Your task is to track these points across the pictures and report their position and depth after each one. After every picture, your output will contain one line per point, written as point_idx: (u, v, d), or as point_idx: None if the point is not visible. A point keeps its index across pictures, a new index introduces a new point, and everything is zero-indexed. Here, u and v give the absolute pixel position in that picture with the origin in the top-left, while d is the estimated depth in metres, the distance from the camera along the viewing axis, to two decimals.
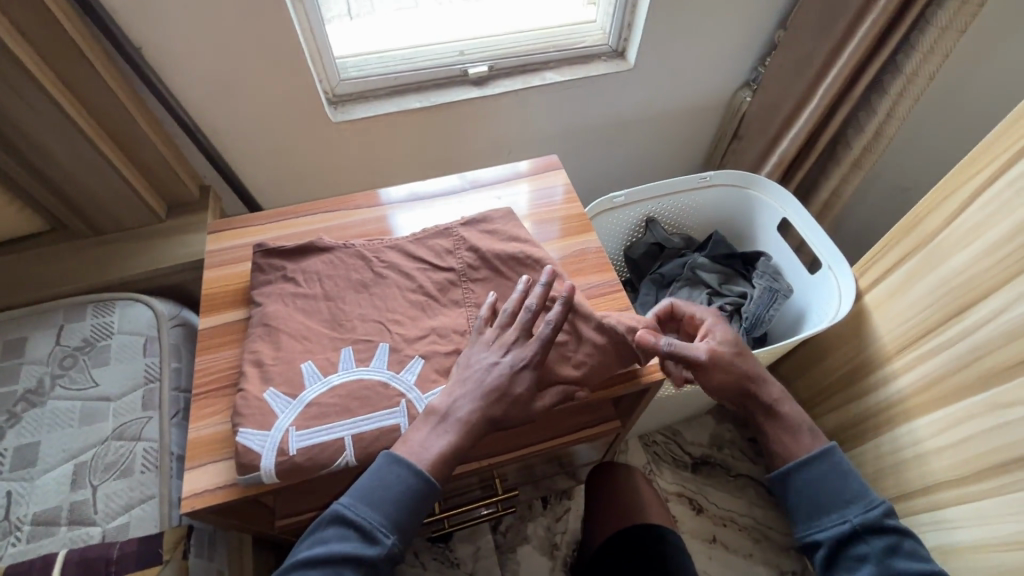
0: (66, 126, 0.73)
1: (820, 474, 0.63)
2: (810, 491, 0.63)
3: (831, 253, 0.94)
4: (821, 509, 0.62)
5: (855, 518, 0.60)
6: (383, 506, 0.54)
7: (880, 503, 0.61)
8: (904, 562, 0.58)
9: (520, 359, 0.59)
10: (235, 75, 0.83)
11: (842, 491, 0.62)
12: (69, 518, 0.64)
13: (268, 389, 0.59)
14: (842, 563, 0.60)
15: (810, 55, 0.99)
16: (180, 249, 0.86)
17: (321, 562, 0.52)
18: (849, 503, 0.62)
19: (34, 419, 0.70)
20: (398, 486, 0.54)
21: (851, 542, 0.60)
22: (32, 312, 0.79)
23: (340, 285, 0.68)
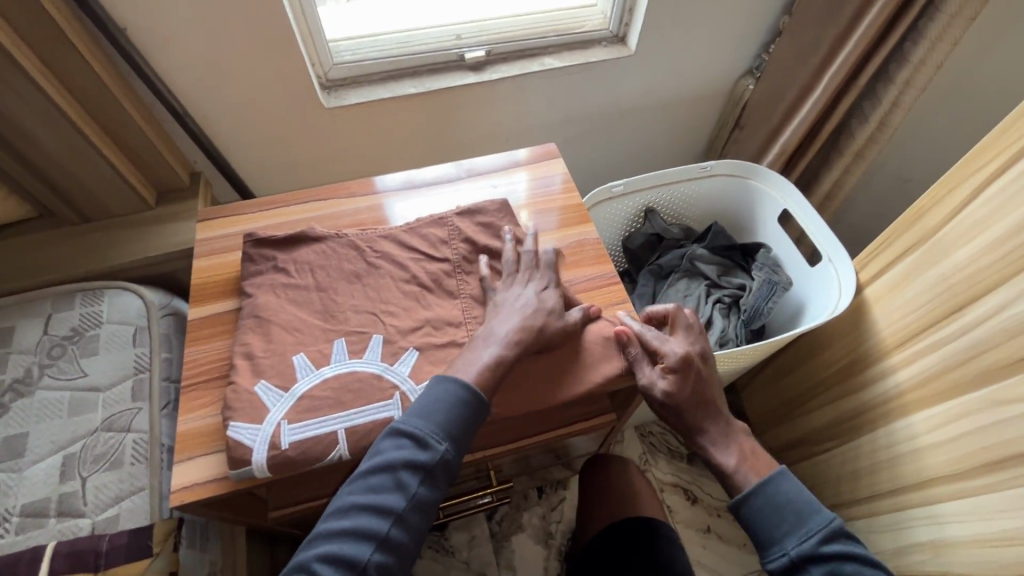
0: (48, 110, 0.70)
1: (757, 507, 0.61)
2: (751, 524, 0.62)
3: (832, 246, 0.93)
4: (765, 540, 0.61)
5: (792, 550, 0.59)
6: (439, 418, 0.55)
7: (816, 529, 0.59)
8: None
9: (541, 285, 0.65)
10: (225, 58, 0.81)
11: (779, 523, 0.60)
12: (57, 510, 0.63)
13: (259, 382, 0.58)
14: None
15: (815, 43, 0.97)
16: (170, 237, 0.85)
17: (381, 470, 0.53)
18: (787, 534, 0.60)
19: (22, 409, 0.69)
20: (447, 400, 0.56)
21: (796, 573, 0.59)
22: (16, 302, 0.78)
23: (333, 275, 0.67)
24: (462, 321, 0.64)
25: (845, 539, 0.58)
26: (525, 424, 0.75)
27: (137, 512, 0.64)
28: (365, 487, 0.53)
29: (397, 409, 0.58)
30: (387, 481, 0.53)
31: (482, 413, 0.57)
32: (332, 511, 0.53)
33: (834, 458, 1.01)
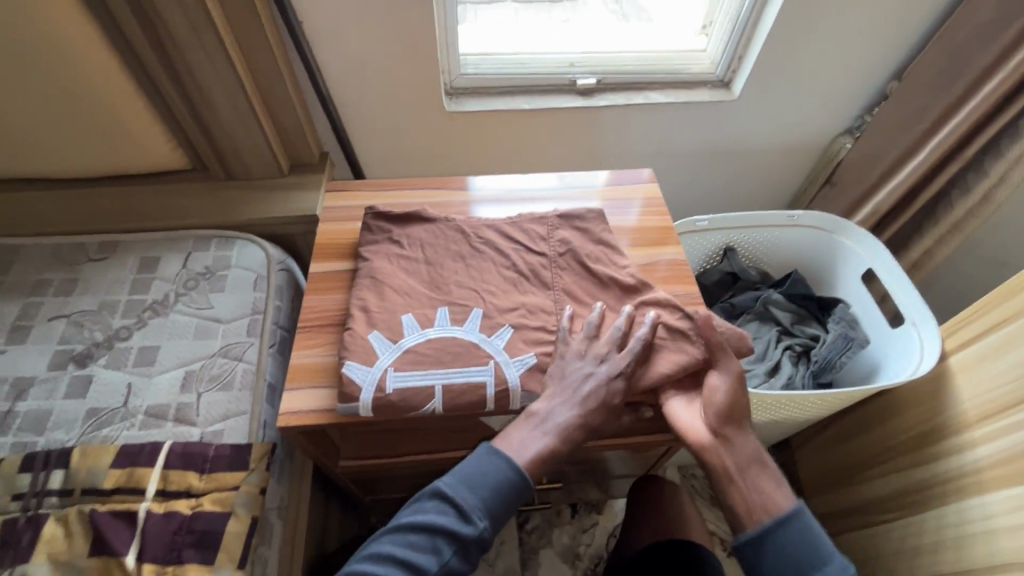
0: (231, 79, 0.83)
1: (791, 536, 0.58)
2: (791, 550, 0.58)
3: (917, 308, 0.92)
4: (797, 570, 0.57)
5: None
6: (488, 495, 0.57)
7: (846, 569, 0.57)
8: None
9: (615, 367, 0.63)
10: (372, 55, 0.92)
11: (815, 553, 0.58)
12: (175, 415, 0.72)
13: (372, 331, 0.65)
14: None
15: (922, 109, 0.98)
16: (293, 203, 0.95)
17: (423, 530, 0.56)
18: (824, 563, 0.58)
19: (158, 326, 0.80)
20: (495, 475, 0.58)
21: None
22: (165, 238, 0.90)
23: (440, 253, 0.74)
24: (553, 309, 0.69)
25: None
26: None
27: (238, 431, 0.71)
28: (402, 540, 0.56)
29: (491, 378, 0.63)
30: (424, 541, 0.55)
31: (524, 498, 0.59)
32: (369, 551, 0.56)
33: (893, 531, 0.97)
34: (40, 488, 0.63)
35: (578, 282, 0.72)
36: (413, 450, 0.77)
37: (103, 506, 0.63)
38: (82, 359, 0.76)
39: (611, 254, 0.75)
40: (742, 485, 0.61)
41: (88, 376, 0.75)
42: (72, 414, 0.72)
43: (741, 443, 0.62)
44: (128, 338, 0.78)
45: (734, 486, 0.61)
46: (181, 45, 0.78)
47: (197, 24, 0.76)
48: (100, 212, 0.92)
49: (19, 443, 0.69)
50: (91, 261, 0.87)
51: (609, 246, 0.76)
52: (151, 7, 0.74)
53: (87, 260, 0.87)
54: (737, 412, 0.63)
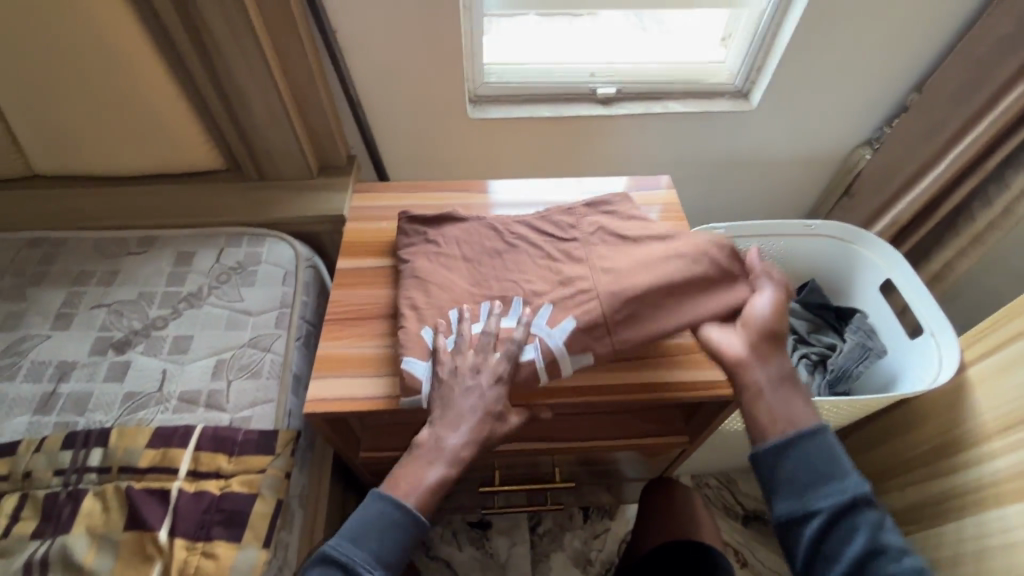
0: (268, 84, 0.87)
1: (817, 448, 0.61)
2: (815, 460, 0.61)
3: (934, 319, 0.92)
4: (809, 479, 0.60)
5: (852, 489, 0.59)
6: (370, 551, 0.57)
7: (859, 484, 0.60)
8: (879, 535, 0.58)
9: (500, 367, 0.64)
10: (401, 63, 0.96)
11: (839, 466, 0.60)
12: (206, 401, 0.75)
13: (422, 329, 0.69)
14: (834, 534, 0.58)
15: (942, 121, 0.99)
16: (321, 204, 0.99)
17: None
18: (845, 476, 0.60)
19: (192, 316, 0.84)
20: (380, 520, 0.59)
21: (847, 515, 0.58)
22: (200, 234, 0.94)
23: (475, 250, 0.76)
24: (565, 288, 0.71)
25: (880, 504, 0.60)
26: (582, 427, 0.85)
27: (266, 417, 0.74)
28: None
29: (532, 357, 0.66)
30: None
31: (412, 536, 0.60)
32: None
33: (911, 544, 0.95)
34: (80, 464, 0.67)
35: (608, 250, 0.75)
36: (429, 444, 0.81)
37: (139, 484, 0.66)
38: (120, 346, 0.80)
39: (642, 221, 0.79)
40: (779, 399, 0.64)
41: (126, 362, 0.79)
42: (111, 397, 0.75)
43: (777, 360, 0.66)
44: (164, 327, 0.82)
45: (773, 396, 0.64)
46: (224, 52, 0.83)
47: (239, 32, 0.81)
48: (140, 208, 0.97)
49: (61, 422, 0.73)
50: (131, 254, 0.92)
51: (637, 220, 0.80)
52: (197, 15, 0.79)
53: (127, 253, 0.92)
54: (773, 332, 0.67)
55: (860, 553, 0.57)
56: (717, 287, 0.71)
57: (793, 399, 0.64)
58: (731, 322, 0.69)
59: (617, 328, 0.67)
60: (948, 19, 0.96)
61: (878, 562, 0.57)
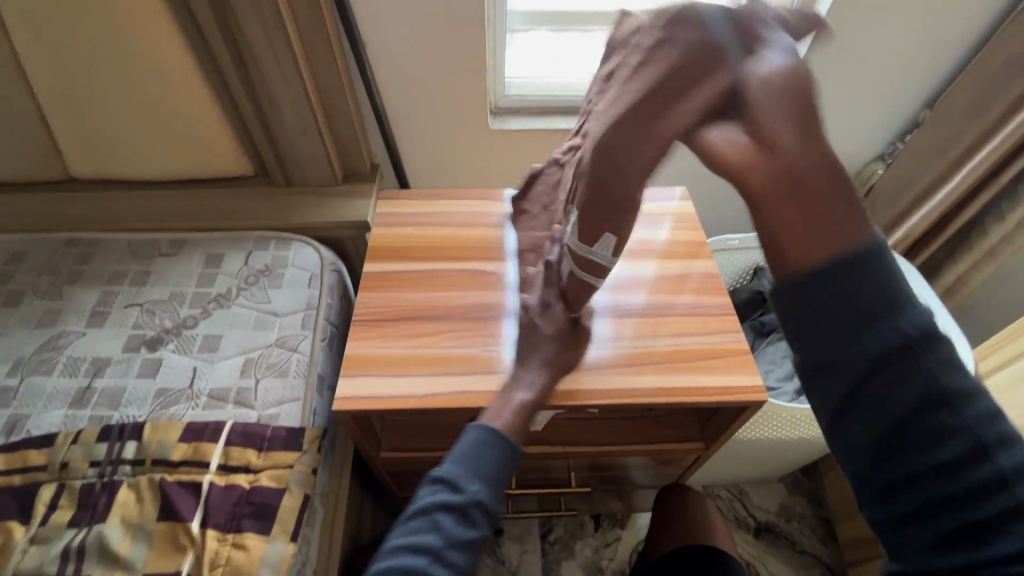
0: (300, 94, 0.91)
1: (867, 260, 0.33)
2: (860, 279, 0.33)
3: (948, 331, 0.93)
4: (842, 304, 0.33)
5: (911, 327, 0.32)
6: (483, 470, 0.57)
7: (919, 304, 0.33)
8: (950, 386, 0.33)
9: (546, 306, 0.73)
10: (426, 75, 0.99)
11: (897, 289, 0.33)
12: (235, 398, 0.77)
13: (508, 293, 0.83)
14: (869, 397, 0.33)
15: (954, 137, 1.00)
16: (346, 210, 1.02)
17: (418, 515, 0.54)
18: (901, 308, 0.33)
19: (221, 316, 0.86)
20: (475, 442, 0.58)
21: (896, 366, 0.33)
22: (229, 237, 0.97)
23: (550, 196, 0.81)
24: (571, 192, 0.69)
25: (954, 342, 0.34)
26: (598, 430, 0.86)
27: (292, 415, 0.77)
28: (400, 534, 0.53)
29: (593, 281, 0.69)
30: (422, 526, 0.53)
31: (509, 456, 0.59)
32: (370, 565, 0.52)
33: None
34: (115, 456, 0.69)
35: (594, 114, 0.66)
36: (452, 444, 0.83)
37: (171, 476, 0.68)
38: (153, 344, 0.83)
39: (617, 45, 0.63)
40: (803, 201, 0.34)
41: (158, 359, 0.81)
42: (144, 393, 0.78)
43: (796, 137, 0.34)
44: (194, 326, 0.85)
45: (775, 197, 0.34)
46: (260, 62, 0.86)
47: (275, 44, 0.84)
48: (171, 212, 1.01)
49: (96, 415, 0.75)
50: (162, 255, 0.95)
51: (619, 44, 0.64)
52: (236, 27, 0.82)
53: (159, 255, 0.95)
54: (782, 97, 0.36)
55: (918, 412, 0.33)
56: (694, 85, 0.47)
57: (820, 198, 0.33)
58: (720, 118, 0.42)
59: (597, 184, 0.60)
60: (959, 38, 0.98)
61: (946, 424, 0.32)
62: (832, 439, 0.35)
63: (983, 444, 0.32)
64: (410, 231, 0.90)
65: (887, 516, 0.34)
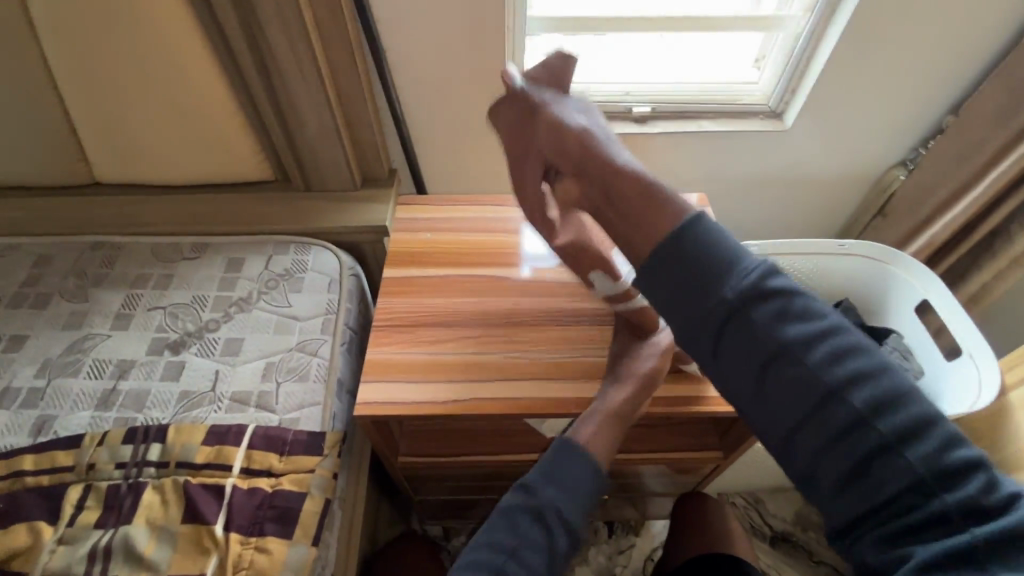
0: (321, 99, 0.92)
1: (686, 249, 0.51)
2: (693, 266, 0.51)
3: (974, 340, 0.92)
4: (702, 289, 0.50)
5: (734, 287, 0.49)
6: (562, 480, 0.62)
7: (758, 272, 0.50)
8: (792, 327, 0.48)
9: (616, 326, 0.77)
10: (445, 82, 1.00)
11: (715, 263, 0.51)
12: (256, 401, 0.78)
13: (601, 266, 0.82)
14: (734, 354, 0.50)
15: (979, 145, 0.99)
16: (364, 215, 1.03)
17: (500, 514, 0.62)
18: (724, 273, 0.50)
19: (242, 320, 0.87)
20: (560, 454, 0.64)
21: (745, 323, 0.49)
22: (250, 241, 0.99)
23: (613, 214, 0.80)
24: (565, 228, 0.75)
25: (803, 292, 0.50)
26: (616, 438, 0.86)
27: (313, 419, 0.77)
28: (488, 529, 0.61)
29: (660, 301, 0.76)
30: (502, 523, 0.61)
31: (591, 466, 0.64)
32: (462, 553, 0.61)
33: None
34: (140, 458, 0.70)
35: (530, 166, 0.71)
36: (470, 449, 0.84)
37: (194, 479, 0.69)
38: (176, 347, 0.84)
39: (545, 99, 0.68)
40: (635, 202, 0.57)
41: (181, 362, 0.82)
42: (167, 395, 0.79)
43: (598, 181, 0.61)
44: (216, 329, 0.86)
45: (613, 219, 0.59)
46: (283, 70, 0.87)
47: (299, 51, 0.85)
48: (193, 216, 1.02)
49: (121, 417, 0.77)
50: (185, 258, 0.96)
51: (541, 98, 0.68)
52: (260, 34, 0.83)
53: (181, 258, 0.96)
54: (597, 176, 0.60)
55: (780, 360, 0.48)
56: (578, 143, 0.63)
57: (637, 204, 0.57)
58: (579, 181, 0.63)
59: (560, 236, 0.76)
60: (985, 42, 0.96)
61: (795, 359, 0.48)
62: (725, 393, 0.52)
63: (827, 361, 0.47)
64: (429, 236, 0.91)
65: (831, 481, 0.47)
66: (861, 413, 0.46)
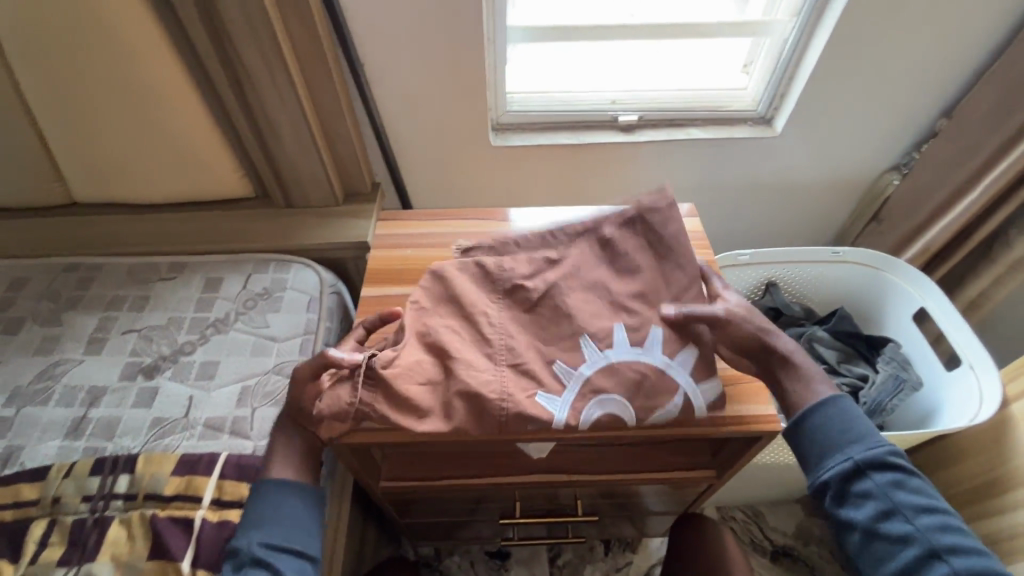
0: (299, 114, 0.90)
1: (825, 420, 0.65)
2: (824, 431, 0.65)
3: (973, 349, 0.89)
4: (832, 451, 0.64)
5: (856, 455, 0.63)
6: (260, 519, 0.63)
7: (884, 444, 0.64)
8: (906, 494, 0.61)
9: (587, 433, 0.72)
10: (428, 95, 0.99)
11: (849, 432, 0.64)
12: (230, 428, 0.76)
13: (582, 336, 0.72)
14: (846, 500, 0.63)
15: (972, 151, 0.97)
16: (347, 231, 1.00)
17: None
18: (853, 442, 0.64)
19: (218, 342, 0.85)
20: (258, 503, 0.64)
21: (856, 479, 0.62)
22: (228, 260, 0.96)
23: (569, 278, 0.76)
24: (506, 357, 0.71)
25: (920, 473, 0.63)
26: (604, 458, 0.83)
27: None
28: None
29: (617, 405, 0.69)
30: None
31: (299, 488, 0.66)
32: None
33: None
34: (108, 491, 0.68)
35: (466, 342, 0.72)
36: (456, 472, 0.81)
37: (163, 512, 0.67)
38: (149, 372, 0.82)
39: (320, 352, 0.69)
40: (792, 378, 0.68)
41: (155, 387, 0.80)
42: (139, 423, 0.76)
43: (766, 359, 0.69)
44: (191, 352, 0.84)
45: (784, 383, 0.69)
46: (257, 86, 0.86)
47: (275, 67, 0.84)
48: (171, 235, 1.00)
49: (90, 447, 0.74)
50: (162, 279, 0.94)
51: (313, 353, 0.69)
52: (234, 52, 0.82)
53: (158, 278, 0.94)
54: (761, 350, 0.69)
55: (883, 517, 0.61)
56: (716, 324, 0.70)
57: (790, 380, 0.68)
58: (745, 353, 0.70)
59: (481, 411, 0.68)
60: (978, 45, 0.94)
61: (904, 519, 0.60)
62: (844, 533, 0.64)
63: (929, 524, 0.59)
64: (411, 253, 0.89)
65: None
66: (954, 573, 0.57)
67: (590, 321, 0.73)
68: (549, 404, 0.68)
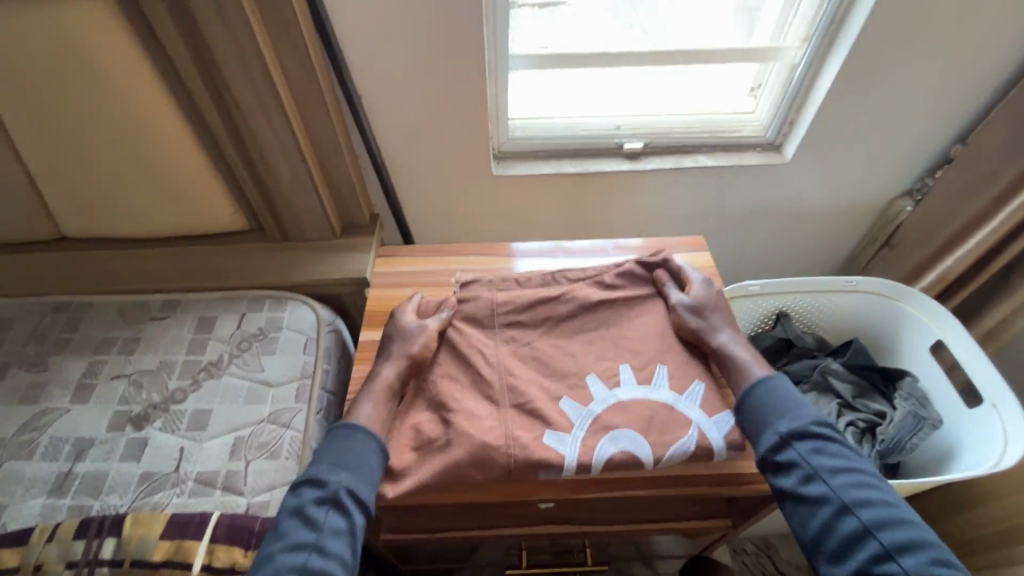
0: (292, 148, 0.87)
1: (760, 397, 0.68)
2: (757, 408, 0.68)
3: (995, 389, 0.86)
4: (764, 425, 0.66)
5: (784, 427, 0.65)
6: (346, 462, 0.63)
7: (810, 415, 0.66)
8: (828, 459, 0.63)
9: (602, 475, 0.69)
10: (427, 125, 0.96)
11: (780, 407, 0.67)
12: (223, 483, 0.73)
13: (590, 374, 0.72)
14: (775, 472, 0.64)
15: (988, 179, 0.94)
16: (345, 265, 0.97)
17: (311, 524, 0.59)
18: (782, 416, 0.66)
19: (210, 388, 0.82)
20: (345, 442, 0.65)
21: (785, 450, 0.64)
22: (222, 298, 0.93)
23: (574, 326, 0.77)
24: (514, 407, 0.69)
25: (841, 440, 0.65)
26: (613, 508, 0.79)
27: None
28: (293, 549, 0.58)
29: (631, 443, 0.66)
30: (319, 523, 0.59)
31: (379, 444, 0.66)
32: None
33: None
34: (93, 556, 0.64)
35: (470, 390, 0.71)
36: (458, 524, 0.78)
37: None
38: (138, 421, 0.78)
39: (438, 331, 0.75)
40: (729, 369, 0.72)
41: (144, 439, 0.76)
42: (127, 479, 0.73)
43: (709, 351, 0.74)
44: (182, 400, 0.80)
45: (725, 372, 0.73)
46: (249, 119, 0.83)
47: (267, 101, 0.81)
48: (163, 271, 0.97)
49: (76, 505, 0.71)
50: (154, 319, 0.91)
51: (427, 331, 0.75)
52: (225, 86, 0.79)
53: (149, 318, 0.91)
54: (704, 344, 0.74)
55: (808, 482, 0.62)
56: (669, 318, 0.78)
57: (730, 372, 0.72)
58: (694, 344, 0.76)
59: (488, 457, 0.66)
60: (993, 71, 0.92)
61: (825, 483, 0.62)
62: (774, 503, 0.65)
63: (850, 487, 0.61)
64: (411, 292, 0.86)
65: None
66: (870, 530, 0.59)
67: (602, 371, 0.72)
68: (560, 444, 0.66)
